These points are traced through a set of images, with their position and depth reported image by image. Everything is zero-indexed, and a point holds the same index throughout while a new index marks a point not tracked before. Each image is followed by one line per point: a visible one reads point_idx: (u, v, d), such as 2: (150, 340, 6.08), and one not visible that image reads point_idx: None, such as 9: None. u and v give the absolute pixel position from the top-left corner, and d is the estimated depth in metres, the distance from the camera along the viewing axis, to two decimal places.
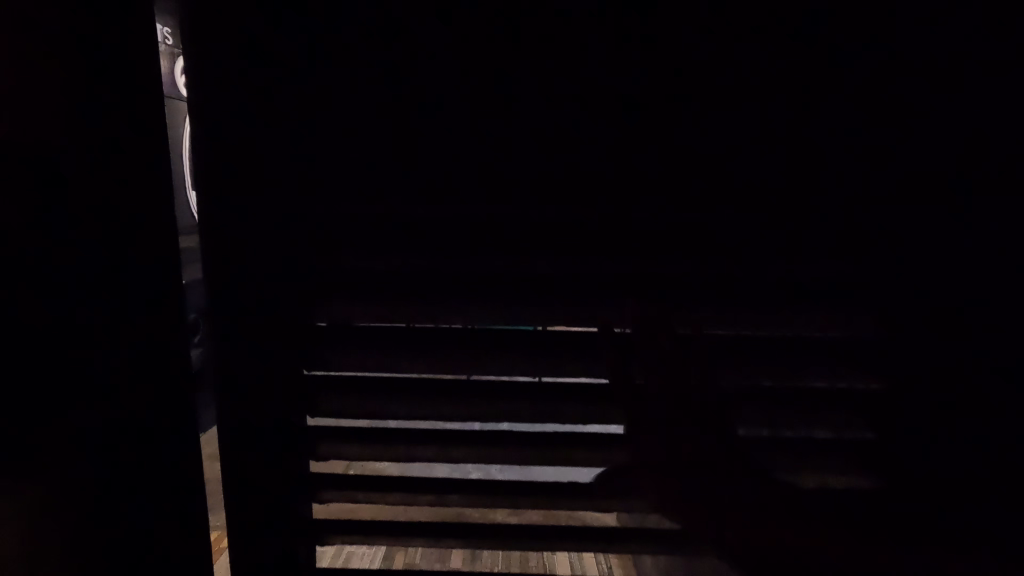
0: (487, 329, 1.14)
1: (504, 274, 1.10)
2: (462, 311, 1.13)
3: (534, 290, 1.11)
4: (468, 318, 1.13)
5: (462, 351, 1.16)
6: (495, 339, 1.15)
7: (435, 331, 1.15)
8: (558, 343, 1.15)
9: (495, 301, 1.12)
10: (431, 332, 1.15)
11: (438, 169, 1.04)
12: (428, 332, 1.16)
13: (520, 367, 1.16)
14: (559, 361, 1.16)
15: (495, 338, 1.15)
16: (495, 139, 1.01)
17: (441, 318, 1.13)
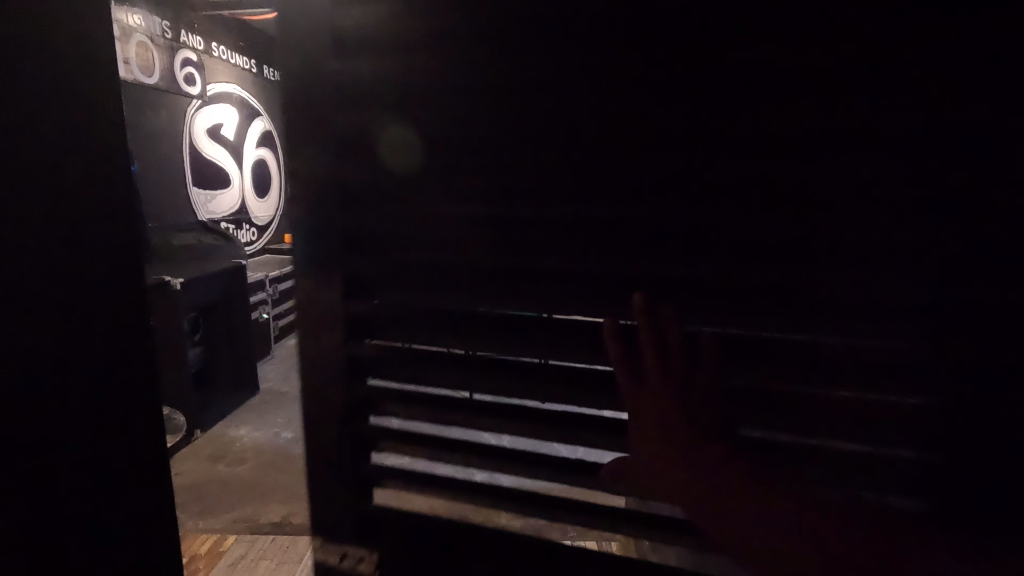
0: (441, 344, 0.78)
1: (463, 274, 0.74)
2: (415, 323, 0.78)
3: (518, 300, 0.73)
4: (419, 334, 0.79)
5: (425, 380, 0.80)
6: (452, 359, 0.79)
7: (405, 349, 0.80)
8: (546, 373, 0.76)
9: (449, 312, 0.76)
10: (403, 350, 0.80)
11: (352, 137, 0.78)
12: (401, 348, 0.80)
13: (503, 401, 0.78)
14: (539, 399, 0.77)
15: (452, 358, 0.79)
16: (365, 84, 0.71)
17: (406, 333, 0.79)
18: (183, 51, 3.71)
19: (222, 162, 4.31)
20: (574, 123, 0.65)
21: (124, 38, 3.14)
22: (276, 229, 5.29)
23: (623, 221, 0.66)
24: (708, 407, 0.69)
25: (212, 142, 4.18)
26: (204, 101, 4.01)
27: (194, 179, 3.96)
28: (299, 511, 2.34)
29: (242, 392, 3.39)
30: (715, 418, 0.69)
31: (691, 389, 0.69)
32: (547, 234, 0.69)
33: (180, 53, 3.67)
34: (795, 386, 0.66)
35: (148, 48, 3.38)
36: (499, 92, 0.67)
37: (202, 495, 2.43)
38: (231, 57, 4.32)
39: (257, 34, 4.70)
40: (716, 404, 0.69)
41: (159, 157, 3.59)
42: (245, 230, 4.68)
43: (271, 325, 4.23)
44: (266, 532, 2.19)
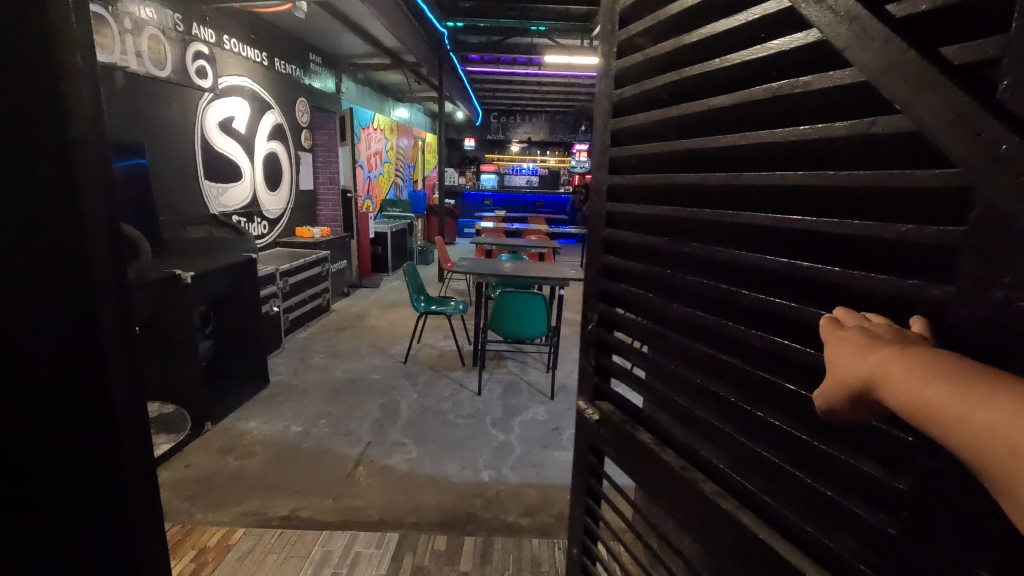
0: (658, 296, 0.89)
1: (679, 236, 0.84)
2: (654, 269, 0.89)
3: (714, 271, 0.76)
4: (650, 281, 0.91)
5: (652, 324, 0.91)
6: (665, 312, 0.87)
7: (643, 293, 0.93)
8: (726, 361, 0.74)
9: (655, 270, 0.89)
10: (641, 293, 0.93)
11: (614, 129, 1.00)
12: (639, 293, 0.94)
13: (696, 373, 0.82)
14: (712, 380, 0.78)
15: (666, 309, 0.86)
16: (629, 102, 0.96)
17: (639, 277, 0.93)
18: (194, 44, 3.70)
19: (233, 154, 4.29)
20: (758, 107, 0.69)
21: (135, 31, 3.13)
22: (287, 222, 5.28)
23: (794, 196, 0.64)
24: (841, 372, 0.53)
25: (223, 135, 4.17)
26: (215, 94, 4.00)
27: (206, 172, 3.96)
28: (308, 505, 2.33)
29: (253, 385, 3.38)
30: (903, 392, 0.48)
31: (827, 361, 0.55)
32: (731, 208, 0.73)
33: (190, 46, 3.66)
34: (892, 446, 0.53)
35: (159, 41, 3.37)
36: (703, 85, 0.79)
37: (211, 489, 2.42)
38: (241, 49, 4.30)
39: (265, 25, 4.66)
40: (875, 359, 0.50)
41: (168, 150, 3.59)
42: (256, 223, 4.68)
43: (282, 318, 4.21)
44: (274, 526, 2.19)
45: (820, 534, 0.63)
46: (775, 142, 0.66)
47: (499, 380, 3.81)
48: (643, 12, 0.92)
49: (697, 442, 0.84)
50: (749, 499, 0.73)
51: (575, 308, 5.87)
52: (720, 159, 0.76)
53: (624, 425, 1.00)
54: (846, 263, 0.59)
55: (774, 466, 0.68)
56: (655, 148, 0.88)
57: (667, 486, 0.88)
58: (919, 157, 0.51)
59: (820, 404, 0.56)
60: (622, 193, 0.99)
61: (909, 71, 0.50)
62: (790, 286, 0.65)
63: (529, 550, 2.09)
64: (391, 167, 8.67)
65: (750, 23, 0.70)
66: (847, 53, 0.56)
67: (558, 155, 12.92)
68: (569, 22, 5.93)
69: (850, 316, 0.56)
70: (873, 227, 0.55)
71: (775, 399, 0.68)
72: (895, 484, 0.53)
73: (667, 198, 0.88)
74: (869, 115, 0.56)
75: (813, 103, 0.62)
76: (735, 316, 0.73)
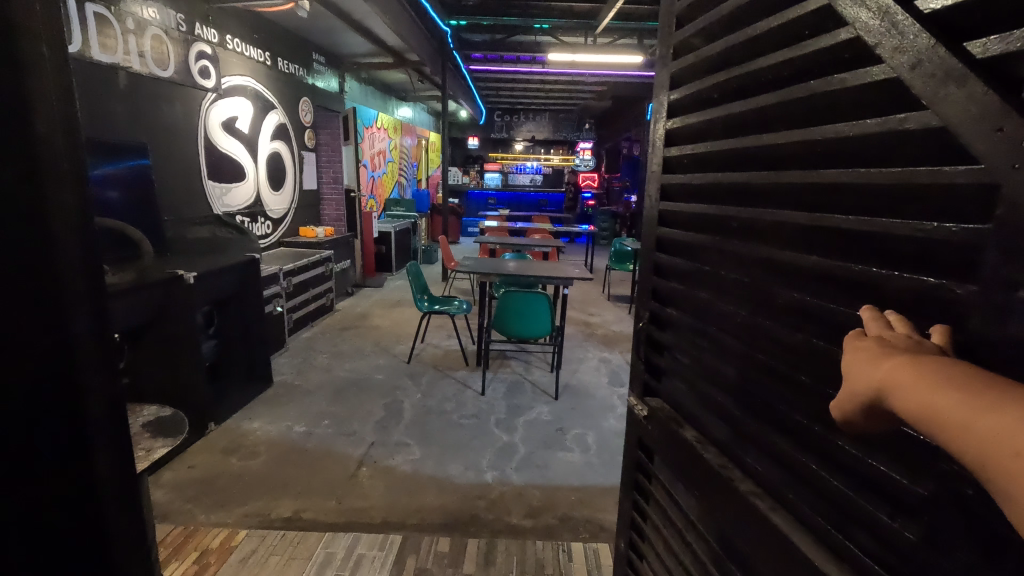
0: (704, 291, 0.96)
1: (723, 236, 0.90)
2: (701, 267, 0.96)
3: (755, 270, 0.81)
4: (696, 279, 0.98)
5: (699, 319, 0.97)
6: (710, 307, 0.93)
7: (691, 290, 1.00)
8: (767, 357, 0.78)
9: (701, 268, 0.96)
10: (689, 290, 1.01)
11: (670, 135, 1.09)
12: (688, 290, 1.01)
13: (733, 369, 0.87)
14: (750, 378, 0.83)
15: (710, 304, 0.93)
16: (684, 109, 1.04)
17: (688, 273, 1.01)
18: (197, 44, 3.69)
19: (237, 154, 4.28)
20: (796, 112, 0.73)
21: (138, 31, 3.12)
22: (291, 222, 5.27)
23: (826, 196, 0.68)
24: (855, 381, 0.56)
25: (226, 135, 4.16)
26: (218, 94, 3.99)
27: (209, 172, 3.95)
28: (310, 507, 2.31)
29: (256, 385, 3.38)
30: (912, 401, 0.51)
31: (844, 370, 0.58)
32: (770, 209, 0.78)
33: (193, 45, 3.65)
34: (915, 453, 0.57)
35: (162, 41, 3.36)
36: (747, 92, 0.85)
37: (215, 490, 2.41)
38: (244, 49, 4.29)
39: (269, 25, 4.65)
40: (886, 370, 0.53)
41: (171, 150, 3.58)
42: (260, 222, 4.68)
43: (285, 318, 4.20)
44: (277, 528, 2.17)
45: (841, 529, 0.67)
46: (813, 140, 0.69)
47: (503, 380, 3.79)
48: (696, 26, 0.99)
49: (734, 442, 0.90)
50: (779, 493, 0.78)
51: (579, 307, 5.83)
52: (767, 156, 0.79)
53: (668, 421, 1.09)
54: (875, 259, 0.61)
55: (802, 464, 0.73)
56: (707, 146, 0.94)
57: (703, 479, 0.95)
58: (944, 154, 0.53)
59: (838, 411, 0.59)
60: (675, 195, 1.08)
61: (933, 68, 0.52)
62: (827, 282, 0.68)
63: (533, 552, 2.06)
64: (395, 166, 8.66)
65: (792, 29, 0.74)
66: (882, 50, 0.58)
67: (561, 153, 12.88)
68: (572, 20, 5.88)
69: (871, 319, 0.58)
70: (899, 225, 0.57)
71: (807, 402, 0.72)
72: (916, 488, 0.56)
73: (714, 196, 0.94)
74: (898, 112, 0.58)
75: (851, 98, 0.64)
76: (776, 311, 0.77)
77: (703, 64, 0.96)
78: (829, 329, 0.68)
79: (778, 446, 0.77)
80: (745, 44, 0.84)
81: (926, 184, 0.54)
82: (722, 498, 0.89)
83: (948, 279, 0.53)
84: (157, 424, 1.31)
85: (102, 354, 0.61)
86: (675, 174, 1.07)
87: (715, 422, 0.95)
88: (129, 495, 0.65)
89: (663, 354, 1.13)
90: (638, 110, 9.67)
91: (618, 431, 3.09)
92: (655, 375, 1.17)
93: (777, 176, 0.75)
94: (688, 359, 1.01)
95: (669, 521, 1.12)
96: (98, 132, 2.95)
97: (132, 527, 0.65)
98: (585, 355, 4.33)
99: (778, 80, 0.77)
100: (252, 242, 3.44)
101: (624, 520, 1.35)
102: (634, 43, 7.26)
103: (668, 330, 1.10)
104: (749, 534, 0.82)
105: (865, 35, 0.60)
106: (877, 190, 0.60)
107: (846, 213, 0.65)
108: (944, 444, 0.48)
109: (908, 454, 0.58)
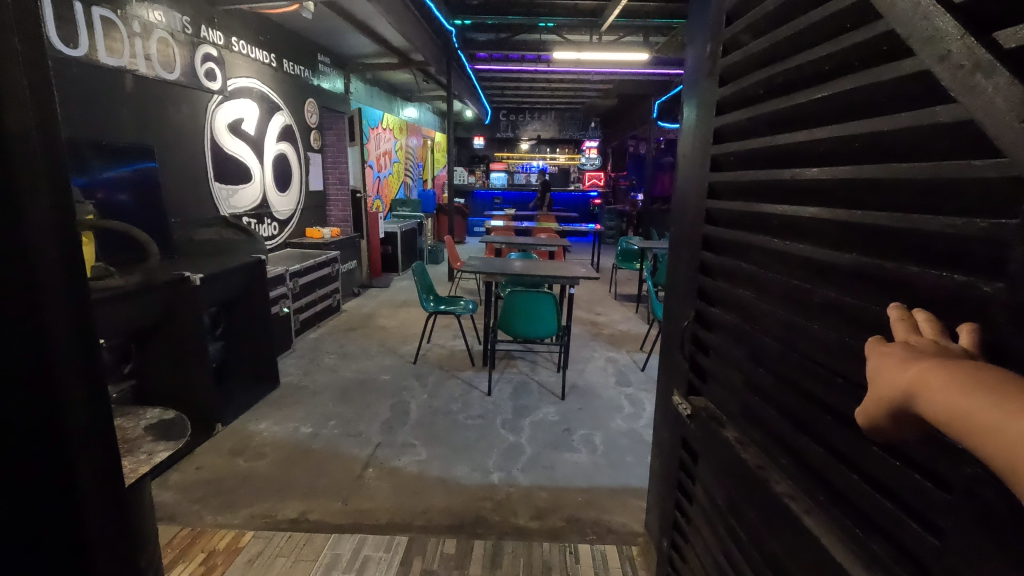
0: (746, 289, 0.97)
1: (765, 234, 0.90)
2: (745, 264, 0.97)
3: (795, 269, 0.80)
4: (739, 276, 1.00)
5: (742, 317, 0.99)
6: (750, 305, 0.94)
7: (733, 288, 1.02)
8: (806, 359, 0.78)
9: (743, 266, 0.98)
10: (732, 288, 1.03)
11: (718, 136, 1.10)
12: (731, 289, 1.03)
13: (768, 368, 0.88)
14: (788, 377, 0.83)
15: (751, 301, 0.94)
16: (730, 107, 1.05)
17: (732, 270, 1.02)
18: (203, 46, 3.70)
19: (243, 156, 4.29)
20: (833, 107, 0.72)
21: (144, 34, 3.13)
22: (297, 223, 5.28)
23: (863, 194, 0.66)
24: (880, 387, 0.54)
25: (233, 137, 4.17)
26: (224, 96, 4.00)
27: (216, 174, 3.96)
28: (316, 508, 2.30)
29: (263, 385, 3.38)
30: (938, 404, 0.48)
31: (869, 377, 0.56)
32: (807, 207, 0.77)
33: (199, 48, 3.66)
34: (943, 460, 0.55)
35: (168, 44, 3.37)
36: (787, 87, 0.84)
37: (222, 491, 2.42)
38: (250, 51, 4.31)
39: (274, 27, 4.66)
40: (913, 373, 0.51)
41: (178, 153, 3.59)
42: (266, 224, 4.69)
43: (292, 319, 4.20)
44: (282, 529, 2.16)
45: (869, 529, 0.65)
46: (849, 136, 0.68)
47: (510, 381, 3.77)
48: (741, 28, 0.99)
49: (768, 444, 0.89)
50: (812, 495, 0.77)
51: (586, 307, 5.79)
52: (808, 152, 0.78)
53: (706, 420, 1.11)
54: (912, 258, 0.59)
55: (835, 465, 0.71)
56: (751, 143, 0.94)
57: (739, 480, 0.96)
58: (974, 147, 0.51)
59: (864, 419, 0.57)
60: (720, 194, 1.09)
61: (961, 58, 0.50)
62: (864, 282, 0.66)
63: (540, 555, 2.04)
64: (400, 167, 8.67)
65: (831, 22, 0.72)
66: (912, 42, 0.56)
67: (568, 152, 12.82)
68: (578, 17, 5.84)
69: (898, 320, 0.57)
70: (929, 223, 0.55)
71: (839, 402, 0.70)
72: (942, 494, 0.54)
73: (755, 194, 0.94)
74: (931, 105, 0.56)
75: (885, 92, 0.62)
76: (814, 310, 0.76)
77: (750, 60, 0.95)
78: (864, 329, 0.66)
79: (813, 450, 0.76)
80: (785, 40, 0.83)
81: (955, 178, 0.52)
82: (757, 499, 0.89)
83: (977, 276, 0.51)
84: (159, 428, 1.30)
85: (83, 362, 0.67)
86: (722, 172, 1.08)
87: (755, 423, 0.95)
88: (102, 468, 0.70)
89: (707, 354, 1.16)
90: (644, 107, 9.61)
91: (625, 431, 3.06)
92: (701, 375, 1.21)
93: (816, 172, 0.74)
94: (731, 360, 1.03)
95: (705, 521, 1.14)
96: (106, 135, 2.96)
97: (107, 495, 0.71)
98: (592, 355, 4.30)
99: (819, 75, 0.76)
100: (258, 244, 3.48)
101: (667, 513, 1.41)
102: (639, 41, 7.20)
103: (714, 330, 1.12)
104: (781, 538, 0.81)
105: (896, 27, 0.58)
106: (908, 186, 0.58)
107: (882, 210, 0.63)
108: (970, 446, 0.45)
109: (933, 456, 0.56)
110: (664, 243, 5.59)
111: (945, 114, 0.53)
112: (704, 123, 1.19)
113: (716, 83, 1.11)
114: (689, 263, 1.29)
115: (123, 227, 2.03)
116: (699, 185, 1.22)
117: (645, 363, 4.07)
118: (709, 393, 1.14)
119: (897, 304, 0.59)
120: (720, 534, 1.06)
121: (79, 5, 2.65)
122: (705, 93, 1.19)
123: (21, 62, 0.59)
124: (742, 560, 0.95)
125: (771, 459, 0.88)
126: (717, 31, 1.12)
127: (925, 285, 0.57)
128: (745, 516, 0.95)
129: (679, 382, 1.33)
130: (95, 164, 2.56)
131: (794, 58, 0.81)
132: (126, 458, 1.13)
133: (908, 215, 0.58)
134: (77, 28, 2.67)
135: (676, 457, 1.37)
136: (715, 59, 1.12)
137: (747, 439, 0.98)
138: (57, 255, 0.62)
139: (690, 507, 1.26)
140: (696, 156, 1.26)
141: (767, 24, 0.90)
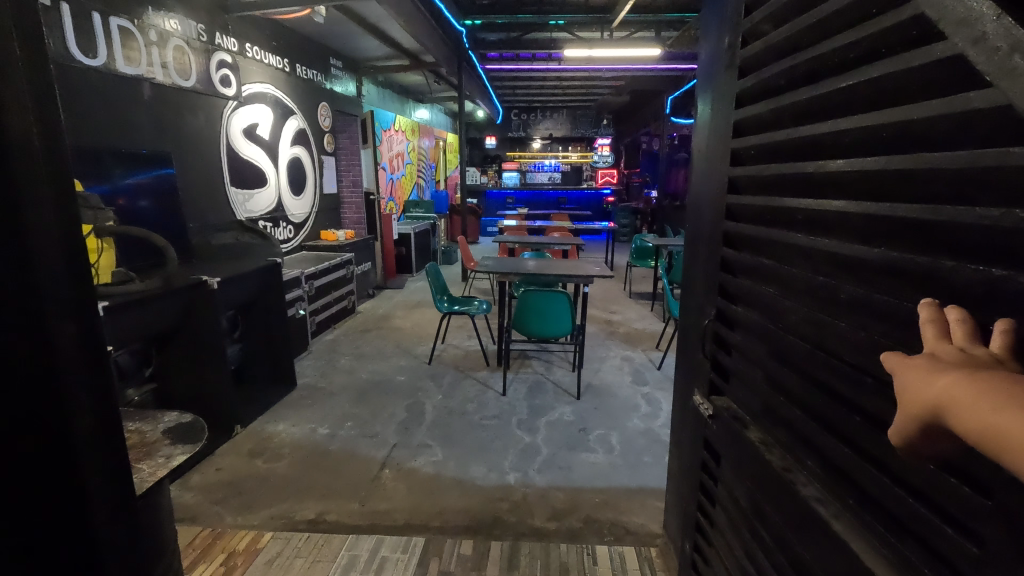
0: (768, 286, 0.94)
1: (789, 229, 0.87)
2: (769, 260, 0.93)
3: (822, 267, 0.77)
4: (761, 274, 0.97)
5: (766, 316, 0.95)
6: (773, 306, 0.91)
7: (755, 286, 0.99)
8: (835, 360, 0.74)
9: (766, 263, 0.94)
10: (753, 288, 1.00)
11: (738, 129, 1.07)
12: (753, 288, 1.00)
13: (792, 369, 0.86)
14: (814, 376, 0.80)
15: (774, 299, 0.91)
16: (751, 99, 1.01)
17: (755, 266, 0.99)
18: (217, 53, 3.75)
19: (258, 160, 4.33)
20: (860, 99, 0.69)
21: (160, 43, 3.20)
22: (312, 226, 5.32)
23: (894, 188, 0.63)
24: (910, 403, 0.51)
25: (247, 142, 4.21)
26: (239, 102, 4.04)
27: (232, 179, 4.01)
28: (333, 508, 2.32)
29: (280, 387, 3.41)
30: (970, 420, 0.45)
31: (896, 391, 0.53)
32: (831, 202, 0.74)
33: (213, 55, 3.71)
34: (986, 471, 0.51)
35: (183, 52, 3.42)
36: (813, 78, 0.80)
37: (241, 492, 2.44)
38: (264, 57, 4.35)
39: (286, 33, 4.71)
40: (938, 387, 0.48)
41: (195, 159, 3.64)
42: (281, 227, 4.72)
43: (308, 321, 4.24)
44: (300, 530, 2.17)
45: (901, 534, 0.62)
46: (878, 125, 0.64)
47: (524, 380, 3.74)
48: (762, 22, 0.96)
49: (795, 446, 0.86)
50: (840, 499, 0.74)
51: (601, 307, 5.72)
52: (833, 144, 0.75)
53: (728, 422, 1.09)
54: (948, 254, 0.55)
55: (864, 466, 0.68)
56: (773, 136, 0.91)
57: (762, 480, 0.93)
58: (1012, 135, 0.48)
59: (895, 438, 0.54)
60: (741, 192, 1.06)
61: (998, 41, 0.47)
62: (894, 277, 0.63)
63: (557, 556, 2.01)
64: (412, 168, 8.69)
65: (857, 10, 0.69)
66: (943, 25, 0.53)
67: (580, 151, 12.74)
68: (588, 15, 5.78)
69: (927, 322, 0.53)
70: (964, 216, 0.52)
71: (868, 404, 0.67)
72: (981, 501, 0.51)
73: (779, 188, 0.90)
74: (966, 92, 0.53)
75: (916, 79, 0.59)
76: (841, 308, 0.73)
77: (771, 50, 0.93)
78: (893, 326, 0.63)
79: (840, 451, 0.73)
80: (809, 29, 0.80)
81: (991, 167, 0.49)
82: (781, 499, 0.86)
83: (1015, 270, 0.48)
84: (177, 432, 1.31)
85: (92, 369, 0.69)
86: (743, 166, 1.05)
87: (779, 424, 0.92)
88: (110, 473, 0.72)
89: (729, 353, 1.12)
90: (657, 104, 9.48)
91: (642, 431, 3.02)
92: (722, 374, 1.17)
93: (842, 165, 0.71)
94: (753, 359, 1.00)
95: (729, 522, 1.11)
96: (125, 142, 3.02)
97: (112, 498, 0.72)
98: (606, 355, 4.25)
99: (844, 63, 0.73)
100: (274, 246, 3.50)
101: (690, 513, 1.39)
102: (650, 36, 7.10)
103: (736, 328, 1.10)
104: (808, 541, 0.78)
105: (927, 10, 0.55)
106: (940, 177, 0.55)
107: (912, 203, 0.60)
108: (1004, 464, 0.43)
109: (975, 462, 0.52)
110: (679, 239, 5.50)
111: (981, 100, 0.50)
112: (723, 116, 1.16)
113: (734, 76, 1.09)
114: (708, 261, 1.26)
115: (139, 231, 2.11)
116: (718, 183, 1.19)
117: (662, 362, 4.02)
118: (731, 393, 1.12)
119: (928, 301, 0.56)
120: (743, 536, 1.03)
121: (97, 15, 2.72)
122: (723, 86, 1.16)
123: (20, 72, 0.60)
124: (767, 564, 0.92)
125: (798, 459, 0.84)
126: (735, 24, 1.09)
127: (961, 282, 0.54)
128: (769, 518, 0.92)
129: (701, 383, 1.30)
130: (115, 172, 2.61)
131: (817, 49, 0.78)
132: (132, 462, 1.14)
133: (941, 206, 0.55)
134: (95, 38, 2.73)
135: (698, 458, 1.33)
136: (734, 54, 1.09)
137: (771, 440, 0.95)
138: (63, 269, 0.64)
139: (712, 509, 1.23)
140: (713, 153, 1.23)
141: (789, 15, 0.87)
